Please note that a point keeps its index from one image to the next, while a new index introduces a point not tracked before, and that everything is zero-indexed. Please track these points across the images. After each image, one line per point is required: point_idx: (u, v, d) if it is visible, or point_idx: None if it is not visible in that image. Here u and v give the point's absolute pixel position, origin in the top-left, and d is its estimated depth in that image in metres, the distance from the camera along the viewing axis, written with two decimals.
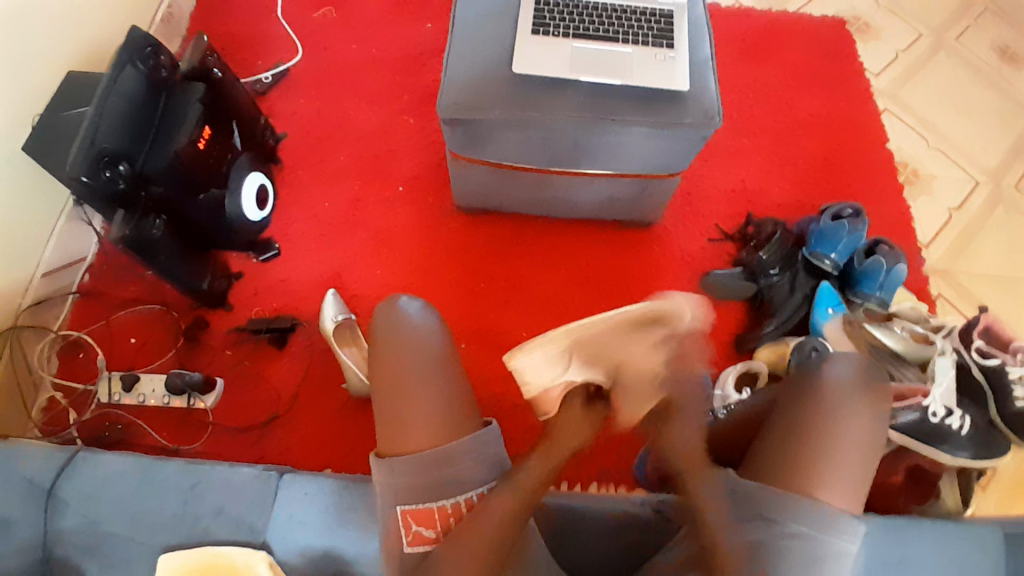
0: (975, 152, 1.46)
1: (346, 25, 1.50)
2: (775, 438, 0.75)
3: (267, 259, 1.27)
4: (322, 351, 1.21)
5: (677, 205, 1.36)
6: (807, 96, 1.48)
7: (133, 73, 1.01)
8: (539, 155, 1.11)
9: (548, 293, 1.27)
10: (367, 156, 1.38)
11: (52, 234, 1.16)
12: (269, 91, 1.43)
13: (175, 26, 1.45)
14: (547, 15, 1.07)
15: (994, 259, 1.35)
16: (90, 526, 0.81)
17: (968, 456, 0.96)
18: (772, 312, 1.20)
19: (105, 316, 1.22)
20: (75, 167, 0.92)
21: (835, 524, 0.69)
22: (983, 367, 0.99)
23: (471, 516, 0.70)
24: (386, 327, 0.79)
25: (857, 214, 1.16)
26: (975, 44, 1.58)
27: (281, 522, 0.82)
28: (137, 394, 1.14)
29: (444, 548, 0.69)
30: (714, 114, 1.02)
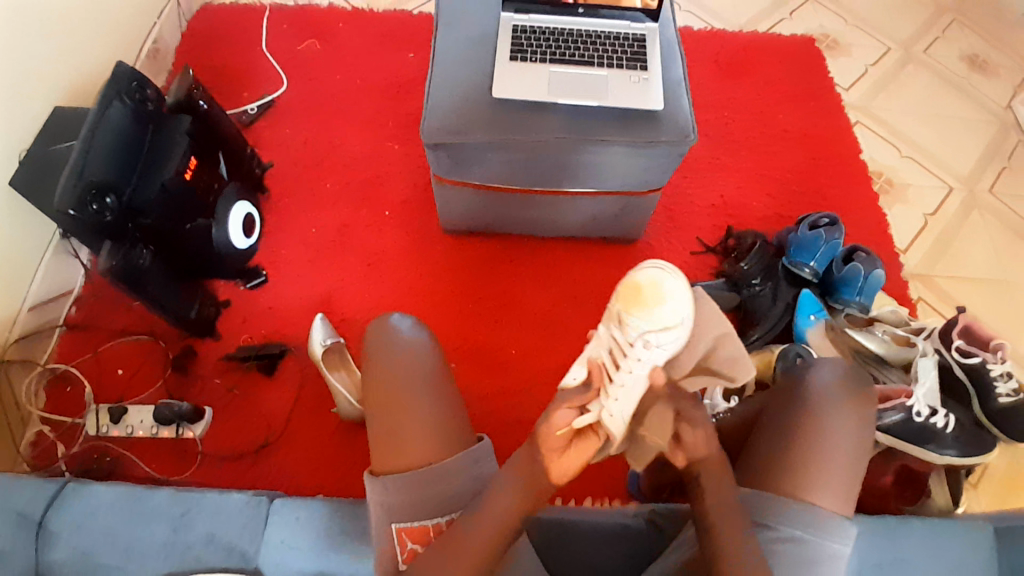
0: (947, 159, 1.50)
1: (331, 56, 1.53)
2: (764, 440, 0.76)
3: (256, 286, 1.28)
4: (311, 376, 1.21)
5: (660, 221, 1.38)
6: (782, 111, 1.53)
7: (120, 107, 1.02)
8: (523, 176, 1.14)
9: (539, 311, 1.29)
10: (353, 182, 1.40)
11: (39, 267, 1.16)
12: (255, 121, 1.45)
13: (161, 61, 1.48)
14: (525, 41, 1.11)
15: (972, 262, 1.38)
16: (82, 555, 0.80)
17: (955, 453, 0.98)
18: (757, 321, 1.21)
19: (93, 348, 1.22)
20: (63, 200, 0.93)
21: (827, 525, 0.69)
22: (965, 366, 1.01)
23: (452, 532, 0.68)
24: (378, 344, 0.80)
25: (834, 222, 1.19)
26: (941, 56, 1.64)
27: (272, 548, 0.81)
28: (125, 425, 1.13)
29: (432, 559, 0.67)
30: (689, 130, 1.05)
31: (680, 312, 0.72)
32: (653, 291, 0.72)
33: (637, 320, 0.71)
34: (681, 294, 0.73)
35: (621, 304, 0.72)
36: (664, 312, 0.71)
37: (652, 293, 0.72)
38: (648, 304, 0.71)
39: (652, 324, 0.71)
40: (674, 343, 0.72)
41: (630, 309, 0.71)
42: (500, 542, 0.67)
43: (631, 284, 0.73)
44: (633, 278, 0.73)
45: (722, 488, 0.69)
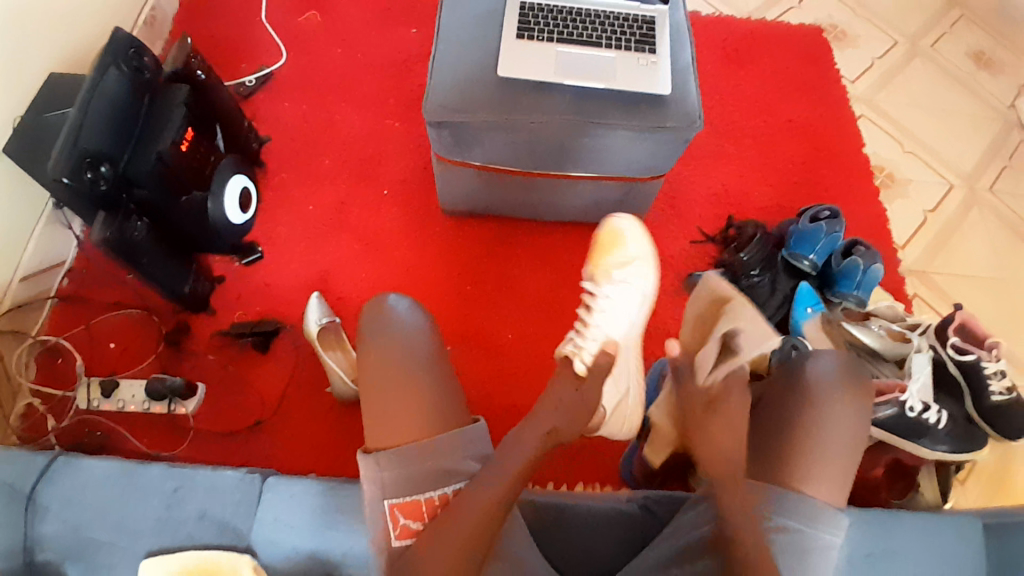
0: (950, 156, 1.50)
1: (331, 29, 1.50)
2: (759, 430, 0.77)
3: (251, 262, 1.27)
4: (306, 354, 1.20)
5: (660, 209, 1.37)
6: (787, 101, 1.51)
7: (117, 74, 1.00)
8: (526, 158, 1.12)
9: (536, 296, 1.28)
10: (352, 160, 1.38)
11: (31, 237, 1.14)
12: (253, 94, 1.42)
13: (157, 29, 1.44)
14: (532, 20, 1.09)
15: (969, 260, 1.38)
16: (72, 531, 0.80)
17: (946, 449, 0.99)
18: (755, 311, 1.22)
19: (85, 321, 1.20)
20: (57, 168, 0.91)
21: (822, 516, 0.70)
22: (959, 362, 1.01)
23: (448, 512, 0.68)
24: (375, 322, 0.80)
25: (835, 215, 1.19)
26: (948, 51, 1.63)
27: (265, 526, 0.81)
28: (117, 399, 1.11)
29: (428, 538, 0.67)
30: (696, 117, 1.04)
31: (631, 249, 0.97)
32: (615, 236, 0.98)
33: (604, 263, 0.95)
34: (643, 236, 0.99)
35: (592, 255, 0.98)
36: (627, 252, 0.96)
37: (619, 244, 0.96)
38: (611, 247, 0.96)
39: (615, 263, 0.95)
40: (638, 276, 0.95)
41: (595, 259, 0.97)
42: (495, 522, 0.67)
43: (599, 238, 0.98)
44: (604, 227, 0.99)
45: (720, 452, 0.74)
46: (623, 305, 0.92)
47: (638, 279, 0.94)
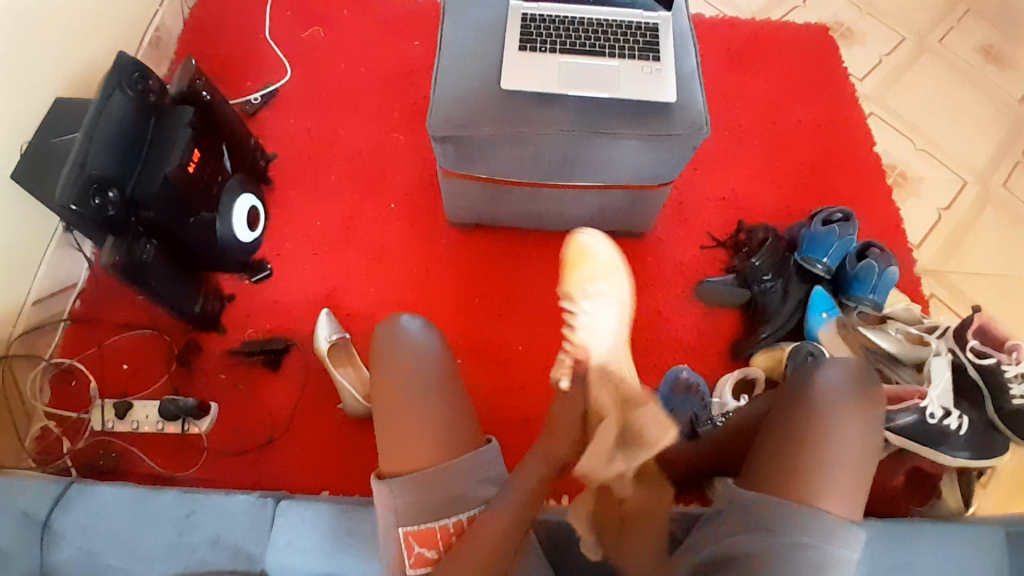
0: (962, 152, 1.47)
1: (334, 44, 1.51)
2: (768, 442, 0.75)
3: (260, 280, 1.27)
4: (316, 371, 1.20)
5: (668, 216, 1.36)
6: (793, 102, 1.50)
7: (121, 99, 1.01)
8: (529, 169, 1.11)
9: (544, 306, 1.27)
10: (358, 174, 1.38)
11: (43, 260, 1.15)
12: (258, 111, 1.43)
13: (163, 49, 1.46)
14: (534, 31, 1.08)
15: (986, 258, 1.36)
16: (85, 558, 0.80)
17: (967, 456, 0.98)
18: (768, 317, 1.20)
19: (97, 343, 1.21)
20: (64, 195, 0.93)
21: (835, 531, 0.68)
22: (980, 367, 0.99)
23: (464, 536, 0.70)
24: (386, 343, 0.79)
25: (847, 218, 1.16)
26: (958, 46, 1.60)
27: (278, 550, 0.81)
28: (131, 420, 1.13)
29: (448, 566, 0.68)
30: (702, 123, 1.03)
31: (614, 343, 0.94)
32: (582, 252, 0.97)
33: (576, 282, 0.96)
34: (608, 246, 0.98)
35: (562, 274, 0.98)
36: (594, 266, 0.96)
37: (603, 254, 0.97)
38: (578, 263, 0.96)
39: (586, 278, 0.95)
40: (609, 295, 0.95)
41: (569, 282, 0.96)
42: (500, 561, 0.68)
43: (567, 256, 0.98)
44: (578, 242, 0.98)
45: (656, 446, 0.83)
46: (605, 317, 0.94)
47: (613, 289, 0.95)
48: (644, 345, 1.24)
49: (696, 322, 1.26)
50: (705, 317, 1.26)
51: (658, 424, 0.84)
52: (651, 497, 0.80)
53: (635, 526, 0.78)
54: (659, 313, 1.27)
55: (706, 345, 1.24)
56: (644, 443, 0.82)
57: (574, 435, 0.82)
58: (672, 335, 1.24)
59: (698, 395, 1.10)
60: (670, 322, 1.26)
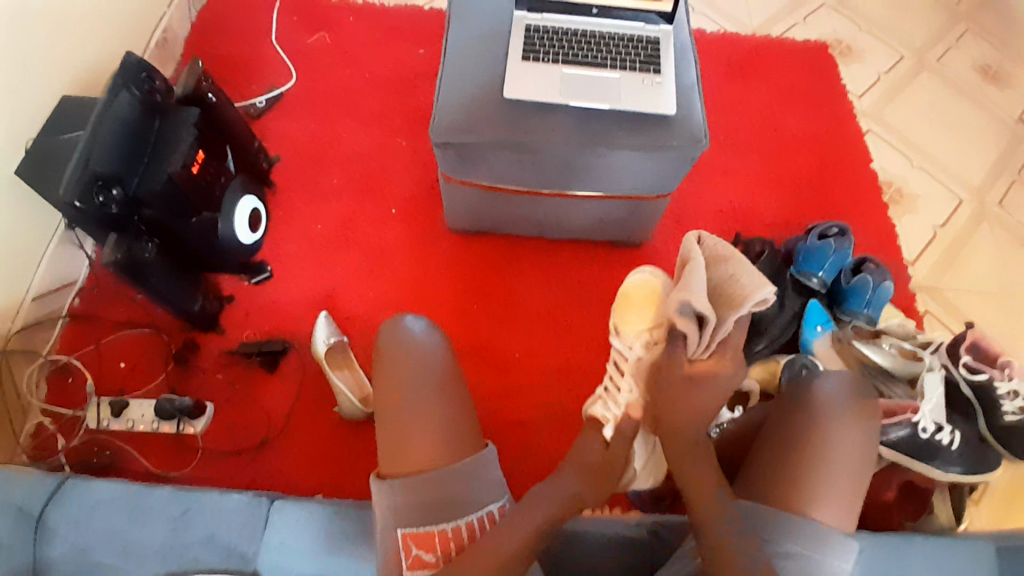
0: (958, 170, 1.49)
1: (340, 49, 1.52)
2: (765, 452, 0.75)
3: (260, 282, 1.27)
4: (313, 373, 1.20)
5: (666, 226, 1.37)
6: (792, 118, 1.51)
7: (128, 97, 1.03)
8: (531, 177, 1.13)
9: (542, 313, 1.28)
10: (360, 178, 1.39)
11: (43, 257, 1.16)
12: (262, 114, 1.44)
13: (169, 51, 1.47)
14: (537, 41, 1.10)
15: (980, 275, 1.37)
16: (79, 553, 0.80)
17: (959, 471, 0.98)
18: (762, 330, 1.19)
19: (95, 340, 1.21)
20: (69, 192, 0.94)
21: (829, 542, 0.69)
22: (971, 383, 1.00)
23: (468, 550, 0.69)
24: (392, 341, 0.80)
25: (843, 232, 1.18)
26: (955, 65, 1.63)
27: (271, 550, 0.81)
28: (127, 418, 1.13)
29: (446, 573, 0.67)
30: (701, 135, 1.04)
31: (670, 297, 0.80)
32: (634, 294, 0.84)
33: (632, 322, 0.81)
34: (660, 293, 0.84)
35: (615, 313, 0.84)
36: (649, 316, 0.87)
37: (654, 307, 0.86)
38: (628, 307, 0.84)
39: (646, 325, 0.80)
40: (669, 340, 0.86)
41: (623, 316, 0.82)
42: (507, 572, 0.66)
43: (625, 295, 0.82)
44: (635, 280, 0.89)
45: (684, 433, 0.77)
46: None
47: None
48: None
49: None
50: None
51: (751, 275, 0.71)
52: (724, 361, 0.75)
53: (699, 387, 0.75)
54: None
55: None
56: (737, 299, 0.70)
57: (597, 463, 0.79)
58: None
59: None
60: None
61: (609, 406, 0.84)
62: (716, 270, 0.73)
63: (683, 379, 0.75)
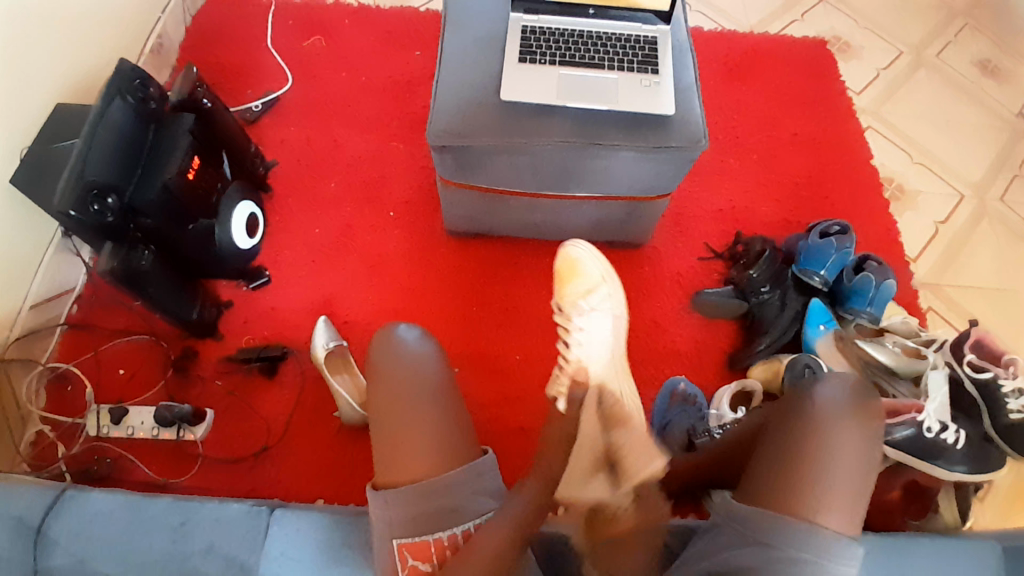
0: (959, 166, 1.48)
1: (336, 52, 1.52)
2: (766, 458, 0.74)
3: (258, 287, 1.27)
4: (313, 379, 1.20)
5: (666, 226, 1.37)
6: (791, 115, 1.51)
7: (121, 105, 1.02)
8: (528, 180, 1.12)
9: (542, 315, 1.27)
10: (357, 182, 1.38)
11: (41, 264, 1.15)
12: (259, 119, 1.44)
13: (165, 56, 1.46)
14: (533, 43, 1.09)
15: (983, 271, 1.36)
16: (77, 566, 0.79)
17: (964, 470, 0.97)
18: (764, 329, 1.20)
19: (94, 347, 1.21)
20: (64, 202, 0.93)
21: (833, 547, 0.68)
22: (976, 381, 0.99)
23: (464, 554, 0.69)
24: (382, 354, 0.79)
25: (844, 231, 1.16)
26: (954, 60, 1.62)
27: (272, 559, 0.80)
28: (127, 426, 1.12)
29: None
30: (700, 136, 1.03)
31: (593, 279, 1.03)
32: (572, 265, 1.04)
33: (569, 293, 1.02)
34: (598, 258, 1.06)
35: (556, 287, 1.04)
36: (585, 279, 1.03)
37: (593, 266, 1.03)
38: (571, 277, 1.03)
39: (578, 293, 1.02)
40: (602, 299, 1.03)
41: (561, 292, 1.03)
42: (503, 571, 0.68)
43: (559, 270, 1.04)
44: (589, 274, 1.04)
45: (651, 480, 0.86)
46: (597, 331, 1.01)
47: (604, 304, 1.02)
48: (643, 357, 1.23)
49: (693, 333, 1.26)
50: (702, 328, 1.26)
51: (642, 452, 0.89)
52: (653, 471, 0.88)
53: (624, 549, 0.79)
54: (658, 323, 1.27)
55: (702, 354, 1.24)
56: (626, 470, 0.87)
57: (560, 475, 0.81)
58: (670, 347, 1.24)
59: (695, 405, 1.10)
60: (668, 333, 1.26)
61: (562, 379, 0.98)
62: (614, 433, 0.90)
63: (609, 538, 0.80)
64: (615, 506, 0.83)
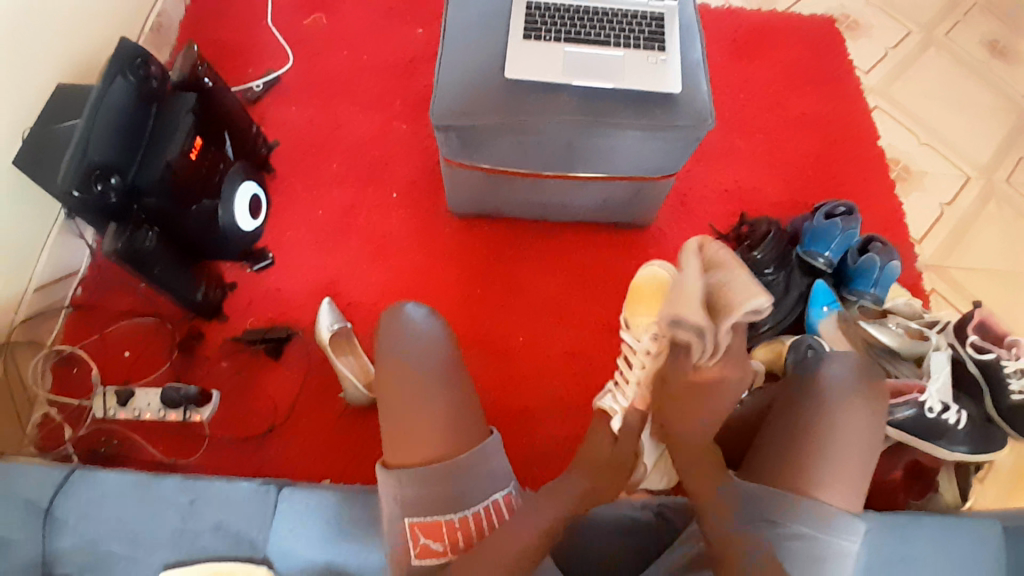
0: (966, 146, 1.47)
1: (337, 31, 1.50)
2: (774, 435, 0.75)
3: (261, 268, 1.27)
4: (318, 361, 1.20)
5: (671, 208, 1.36)
6: (798, 95, 1.49)
7: (123, 83, 1.00)
8: (534, 159, 1.11)
9: (547, 296, 1.27)
10: (360, 163, 1.38)
11: (45, 246, 1.15)
12: (260, 99, 1.42)
13: (164, 35, 1.45)
14: (538, 19, 1.08)
15: (988, 253, 1.36)
16: (88, 545, 0.81)
17: (965, 450, 0.98)
18: (767, 311, 1.20)
19: (99, 330, 1.21)
20: (67, 181, 0.92)
21: (836, 524, 0.69)
22: (979, 362, 0.99)
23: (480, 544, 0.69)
24: (390, 334, 0.79)
25: (850, 211, 1.15)
26: (963, 39, 1.59)
27: (281, 538, 0.81)
28: (133, 407, 1.13)
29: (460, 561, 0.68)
30: (707, 114, 1.02)
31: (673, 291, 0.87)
32: (655, 287, 0.89)
33: (642, 318, 0.89)
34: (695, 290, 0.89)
35: (630, 306, 0.92)
36: (663, 300, 0.87)
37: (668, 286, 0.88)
38: (647, 301, 0.89)
39: (654, 316, 0.88)
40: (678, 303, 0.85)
41: (636, 315, 0.90)
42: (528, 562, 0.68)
43: (637, 288, 0.91)
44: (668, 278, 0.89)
45: (703, 444, 0.76)
46: None
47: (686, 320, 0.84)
48: None
49: None
50: None
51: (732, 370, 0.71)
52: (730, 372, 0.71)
53: (706, 400, 0.73)
54: None
55: None
56: (719, 311, 0.75)
57: (607, 458, 0.80)
58: None
59: None
60: None
61: (617, 401, 0.91)
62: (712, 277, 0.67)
63: (685, 388, 0.73)
64: (691, 362, 0.73)
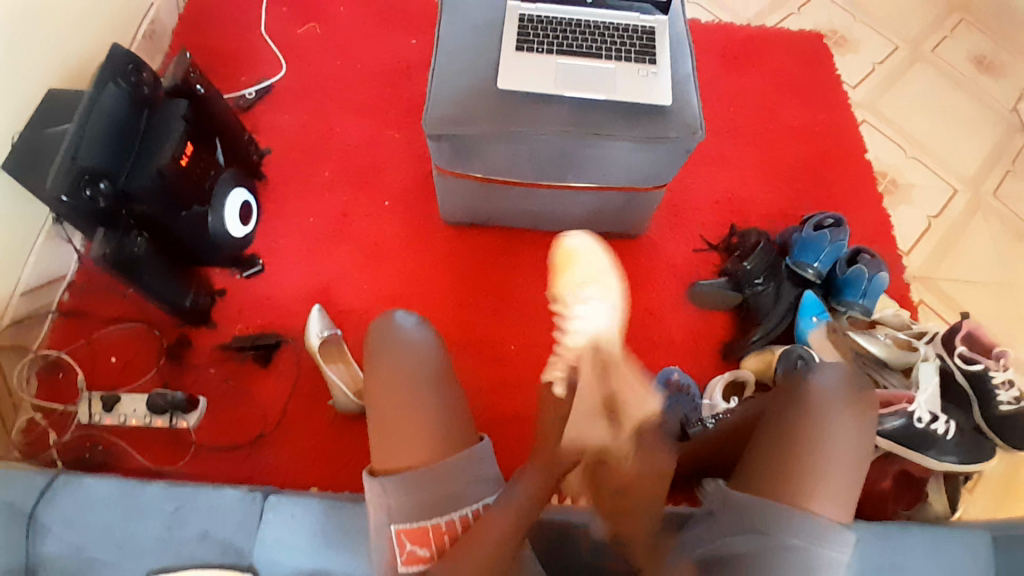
0: (953, 160, 1.49)
1: (331, 39, 1.50)
2: (765, 444, 0.75)
3: (252, 275, 1.26)
4: (308, 368, 1.20)
5: (662, 218, 1.37)
6: (788, 108, 1.51)
7: (115, 90, 1.01)
8: (526, 168, 1.11)
9: (539, 305, 1.27)
10: (353, 170, 1.38)
11: (32, 251, 1.14)
12: (253, 106, 1.43)
13: (158, 42, 1.45)
14: (531, 31, 1.09)
15: (975, 265, 1.37)
16: (72, 551, 0.80)
17: (954, 461, 0.98)
18: (759, 320, 1.21)
19: (86, 335, 1.20)
20: (56, 185, 0.92)
21: (826, 533, 0.69)
22: (967, 372, 1.00)
23: (469, 535, 0.70)
24: (379, 339, 0.79)
25: (838, 223, 1.17)
26: (949, 55, 1.62)
27: (267, 545, 0.80)
28: (119, 413, 1.11)
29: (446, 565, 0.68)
30: (697, 126, 1.03)
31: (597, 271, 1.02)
32: (570, 255, 1.03)
33: (565, 281, 1.01)
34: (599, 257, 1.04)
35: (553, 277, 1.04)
36: (583, 268, 1.01)
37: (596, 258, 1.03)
38: (568, 266, 1.02)
39: (575, 281, 1.00)
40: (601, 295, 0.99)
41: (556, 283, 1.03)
42: (507, 559, 0.69)
43: (556, 258, 1.05)
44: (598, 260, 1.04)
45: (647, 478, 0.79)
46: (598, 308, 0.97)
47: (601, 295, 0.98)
48: (637, 346, 1.24)
49: (687, 324, 1.27)
50: (696, 319, 1.27)
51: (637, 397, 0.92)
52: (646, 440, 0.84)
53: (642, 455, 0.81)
54: (652, 312, 1.27)
55: (695, 345, 1.25)
56: (623, 406, 0.89)
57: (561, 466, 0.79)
58: (666, 336, 1.25)
59: (689, 394, 1.08)
60: (663, 322, 1.27)
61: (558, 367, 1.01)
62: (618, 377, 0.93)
63: (618, 486, 0.79)
64: (618, 454, 0.82)
